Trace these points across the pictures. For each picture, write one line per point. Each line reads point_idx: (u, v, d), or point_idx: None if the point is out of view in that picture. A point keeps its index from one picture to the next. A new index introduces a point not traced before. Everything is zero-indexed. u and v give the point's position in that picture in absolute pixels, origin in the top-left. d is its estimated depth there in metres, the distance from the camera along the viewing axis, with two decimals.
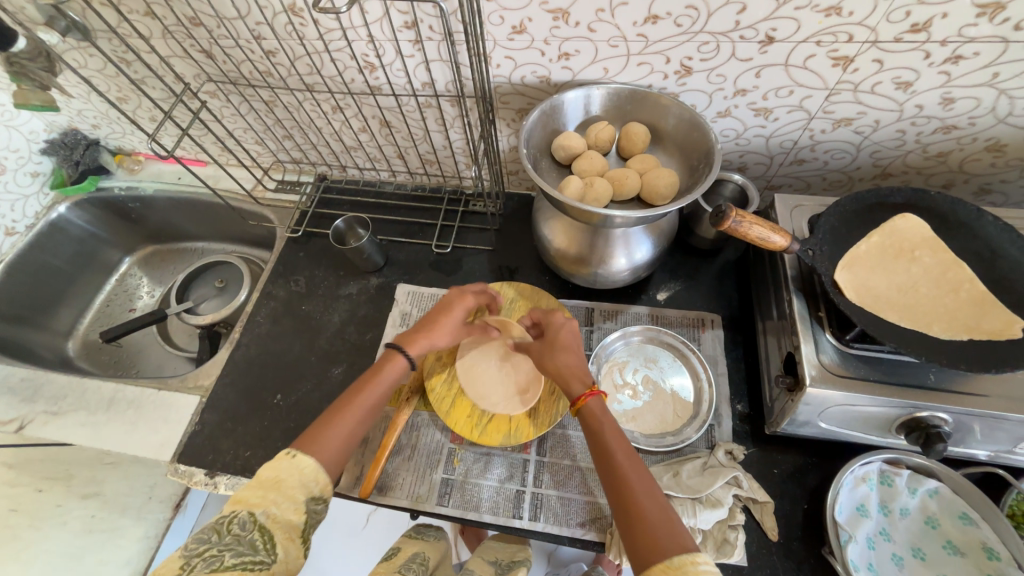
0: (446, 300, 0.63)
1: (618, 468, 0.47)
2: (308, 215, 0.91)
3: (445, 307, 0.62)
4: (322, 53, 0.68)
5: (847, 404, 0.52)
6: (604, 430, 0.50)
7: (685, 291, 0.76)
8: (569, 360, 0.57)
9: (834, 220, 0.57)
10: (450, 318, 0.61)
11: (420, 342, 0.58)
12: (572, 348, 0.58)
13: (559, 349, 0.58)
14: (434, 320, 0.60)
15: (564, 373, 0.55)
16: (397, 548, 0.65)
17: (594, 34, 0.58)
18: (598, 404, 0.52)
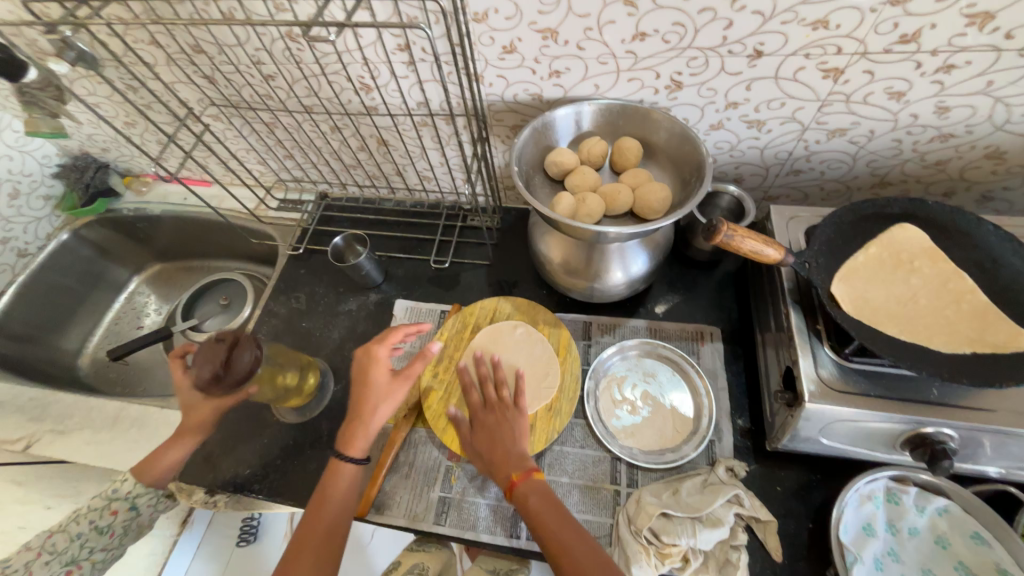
0: (364, 358, 0.61)
1: (548, 534, 0.50)
2: (309, 232, 0.92)
3: (370, 371, 0.60)
4: (319, 76, 0.70)
5: (849, 420, 0.51)
6: (532, 502, 0.52)
7: (683, 304, 0.75)
8: (501, 443, 0.58)
9: (831, 231, 0.56)
10: (378, 376, 0.60)
11: (354, 429, 0.58)
12: (506, 431, 0.59)
13: (487, 430, 0.59)
14: (370, 381, 0.60)
15: (494, 459, 0.57)
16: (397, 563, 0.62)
17: (583, 52, 0.59)
18: (531, 483, 0.54)
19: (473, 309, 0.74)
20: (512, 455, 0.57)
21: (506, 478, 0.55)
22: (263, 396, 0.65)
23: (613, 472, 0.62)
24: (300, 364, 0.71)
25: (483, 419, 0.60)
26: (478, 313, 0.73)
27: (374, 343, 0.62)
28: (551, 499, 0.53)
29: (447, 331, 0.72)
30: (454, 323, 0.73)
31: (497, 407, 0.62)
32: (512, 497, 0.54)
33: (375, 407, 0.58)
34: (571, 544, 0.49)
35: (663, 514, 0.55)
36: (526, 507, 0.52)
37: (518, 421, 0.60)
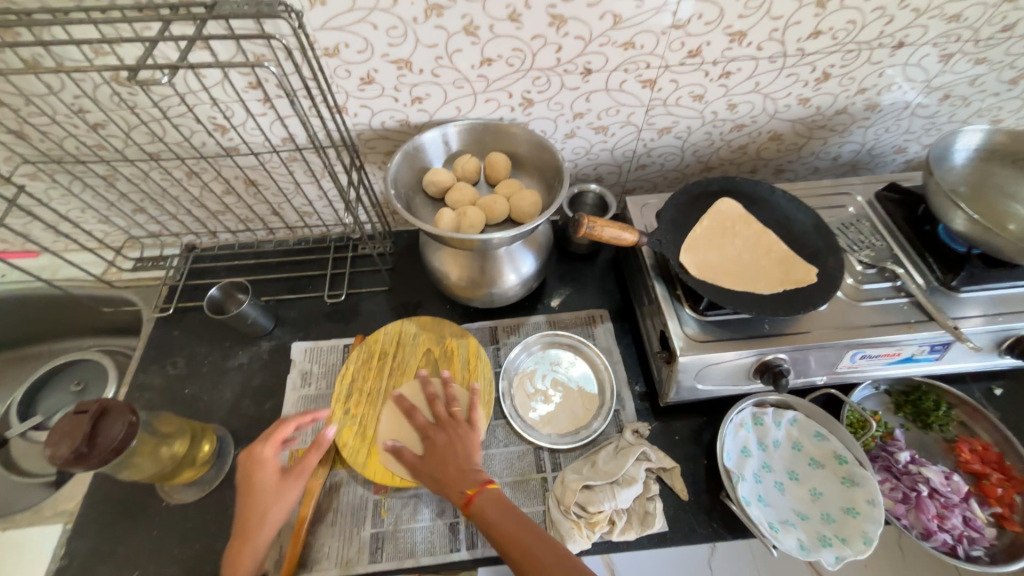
0: (247, 465, 0.58)
1: (512, 538, 0.51)
2: (177, 289, 0.83)
3: (254, 476, 0.57)
4: (161, 121, 0.65)
5: (714, 364, 0.61)
6: (490, 518, 0.53)
7: (575, 294, 0.82)
8: (457, 462, 0.57)
9: (672, 211, 0.67)
10: (264, 480, 0.56)
11: (241, 547, 0.54)
12: (461, 451, 0.58)
13: (443, 458, 0.58)
14: (255, 488, 0.56)
15: (446, 478, 0.56)
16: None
17: (439, 78, 0.63)
18: (487, 495, 0.55)
19: (376, 336, 0.73)
20: (463, 470, 0.56)
21: (461, 496, 0.55)
22: (141, 474, 0.58)
23: (538, 461, 0.66)
24: (187, 432, 0.64)
25: (438, 442, 0.59)
26: (382, 340, 0.73)
27: (257, 445, 0.58)
28: (505, 504, 0.54)
29: (352, 365, 0.70)
30: (359, 355, 0.71)
31: (447, 421, 0.61)
32: (469, 513, 0.54)
33: (264, 515, 0.55)
34: (540, 549, 0.50)
35: (585, 486, 0.60)
36: (480, 513, 0.53)
37: (471, 435, 0.61)
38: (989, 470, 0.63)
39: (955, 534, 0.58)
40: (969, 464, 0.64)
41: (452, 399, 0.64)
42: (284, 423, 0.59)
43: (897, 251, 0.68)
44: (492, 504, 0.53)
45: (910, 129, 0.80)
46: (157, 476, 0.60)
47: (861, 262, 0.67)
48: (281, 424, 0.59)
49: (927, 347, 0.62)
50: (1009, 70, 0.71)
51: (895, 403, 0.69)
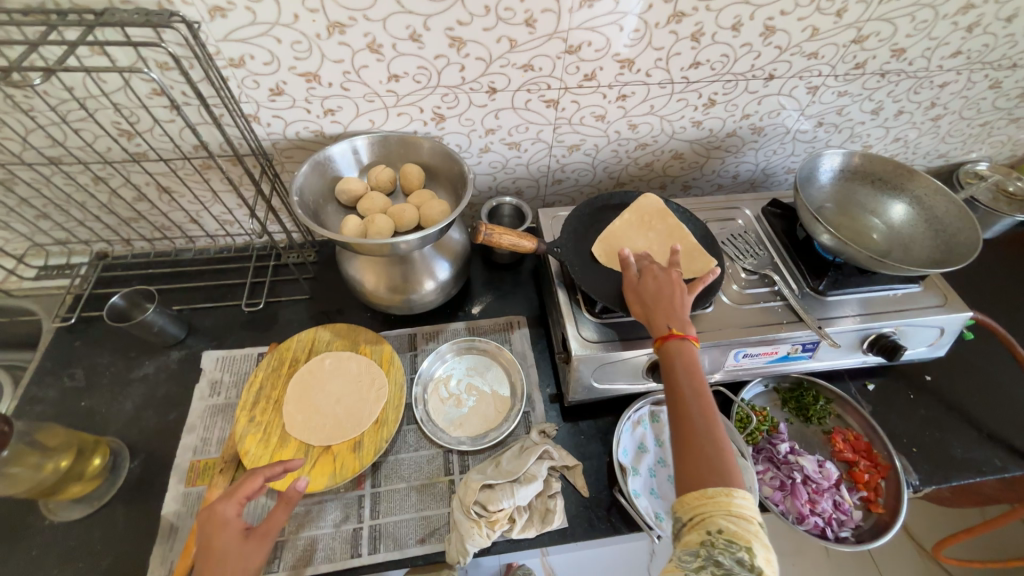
0: (207, 531, 0.50)
1: (681, 395, 0.49)
2: (83, 298, 0.80)
3: (216, 542, 0.49)
4: (61, 125, 0.64)
5: (608, 364, 0.65)
6: (676, 366, 0.51)
7: (495, 302, 0.85)
8: (664, 300, 0.57)
9: (575, 221, 0.72)
10: (221, 546, 0.49)
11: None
12: (664, 297, 0.57)
13: (650, 292, 0.58)
14: (213, 556, 0.49)
15: (656, 312, 0.56)
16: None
17: (349, 92, 0.65)
18: (683, 346, 0.53)
19: (289, 344, 0.73)
20: (672, 313, 0.56)
21: (665, 329, 0.54)
22: (15, 490, 0.55)
23: (446, 464, 0.67)
24: (73, 447, 0.61)
25: (646, 279, 0.59)
26: (295, 347, 0.73)
27: (214, 511, 0.51)
28: (695, 365, 0.51)
29: (261, 372, 0.69)
30: (270, 362, 0.71)
31: (666, 277, 0.59)
32: (660, 348, 0.53)
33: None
34: (700, 415, 0.48)
35: (486, 486, 0.61)
36: (669, 356, 0.52)
37: (683, 294, 0.58)
38: (858, 457, 0.69)
39: (824, 517, 0.65)
40: (841, 452, 0.70)
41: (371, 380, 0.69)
42: (250, 478, 0.53)
43: (776, 260, 0.75)
44: (680, 350, 0.52)
45: (794, 152, 0.89)
46: (33, 491, 0.57)
47: (745, 270, 0.74)
48: (246, 479, 0.54)
49: (799, 346, 0.68)
50: (869, 102, 0.81)
51: (782, 399, 0.76)
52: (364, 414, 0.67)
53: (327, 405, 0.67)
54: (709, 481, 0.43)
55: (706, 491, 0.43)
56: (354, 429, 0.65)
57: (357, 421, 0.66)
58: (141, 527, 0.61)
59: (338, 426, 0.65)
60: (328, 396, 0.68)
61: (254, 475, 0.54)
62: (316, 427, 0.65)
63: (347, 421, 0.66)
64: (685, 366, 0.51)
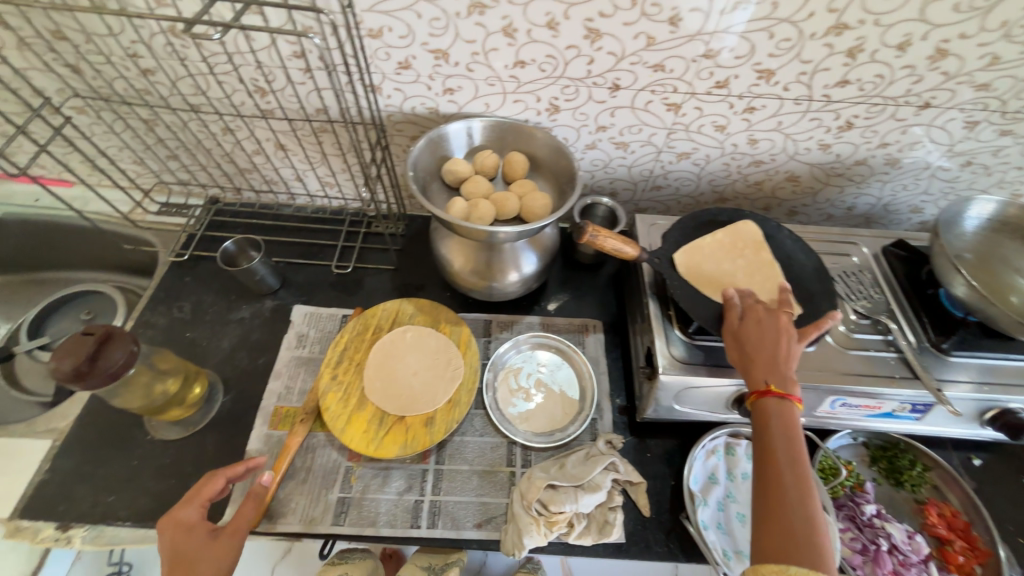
0: (170, 535, 0.49)
1: (770, 459, 0.46)
2: (195, 238, 0.87)
3: (181, 545, 0.48)
4: (207, 75, 0.68)
5: (693, 387, 0.62)
6: (770, 425, 0.47)
7: (573, 302, 0.84)
8: (765, 346, 0.52)
9: (678, 234, 0.69)
10: (186, 550, 0.48)
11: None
12: (767, 337, 0.53)
13: (751, 339, 0.53)
14: (181, 559, 0.48)
15: (756, 357, 0.52)
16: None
17: (473, 73, 0.65)
18: (781, 404, 0.48)
19: (375, 311, 0.75)
20: (774, 362, 0.51)
21: (760, 383, 0.50)
22: (132, 404, 0.61)
23: (509, 455, 0.68)
24: (183, 375, 0.66)
25: (748, 324, 0.54)
26: (380, 315, 0.75)
27: (172, 518, 0.50)
28: (791, 429, 0.47)
29: (347, 334, 0.72)
30: (355, 326, 0.74)
31: (771, 321, 0.54)
32: (754, 402, 0.50)
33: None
34: (791, 485, 0.43)
35: (550, 485, 0.61)
36: (763, 414, 0.48)
37: (791, 344, 0.52)
38: (954, 536, 0.62)
39: None
40: (934, 527, 0.64)
41: (449, 358, 0.71)
42: (211, 480, 0.53)
43: (893, 307, 0.68)
44: (778, 410, 0.48)
45: (927, 191, 0.80)
46: (147, 408, 0.63)
47: (856, 312, 0.68)
48: (203, 483, 0.53)
49: (908, 405, 0.62)
50: None
51: (871, 456, 0.70)
52: (438, 391, 0.68)
53: (403, 378, 0.69)
54: (792, 560, 0.40)
55: (785, 569, 0.39)
56: (427, 403, 0.67)
57: (430, 397, 0.67)
58: (226, 458, 0.66)
59: (413, 398, 0.67)
60: (405, 369, 0.70)
61: (211, 476, 0.54)
62: (391, 397, 0.67)
63: (421, 395, 0.68)
64: (782, 427, 0.47)
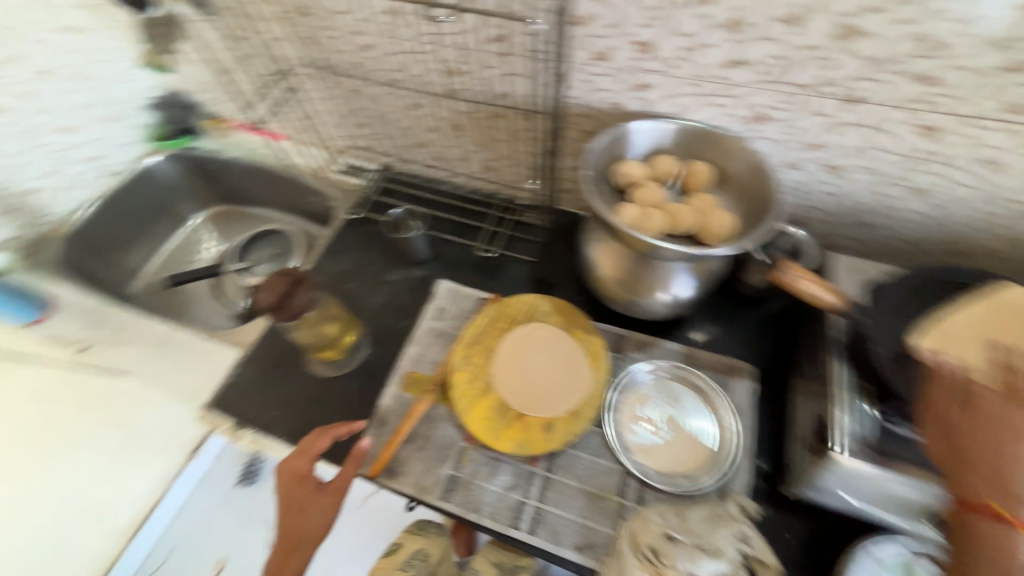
0: (287, 481, 0.59)
1: None
2: (368, 200, 0.96)
3: (293, 489, 0.58)
4: (412, 54, 0.73)
5: (877, 483, 0.51)
6: (982, 553, 0.37)
7: (722, 336, 0.74)
8: (1000, 458, 0.36)
9: (899, 290, 0.54)
10: (295, 497, 0.58)
11: (284, 564, 0.56)
12: (1002, 446, 0.36)
13: (972, 440, 0.37)
14: (293, 503, 0.58)
15: (977, 471, 0.37)
16: (400, 545, 0.83)
17: (674, 70, 0.59)
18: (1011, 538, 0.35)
19: (512, 301, 0.75)
20: (1009, 482, 0.36)
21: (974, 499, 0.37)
22: (303, 337, 0.70)
23: (622, 485, 0.63)
24: (343, 319, 0.74)
25: (966, 421, 0.38)
26: (516, 306, 0.74)
27: (290, 466, 0.59)
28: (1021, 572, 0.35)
29: (482, 317, 0.73)
30: (491, 311, 0.74)
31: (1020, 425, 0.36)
32: (962, 517, 0.38)
33: (303, 530, 0.57)
34: None
35: (665, 536, 0.53)
36: (973, 537, 0.37)
37: None
38: None
39: None
40: None
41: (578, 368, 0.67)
42: (316, 443, 0.60)
43: None
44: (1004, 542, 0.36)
45: None
46: (315, 344, 0.72)
47: None
48: (309, 442, 0.61)
49: None
50: None
51: None
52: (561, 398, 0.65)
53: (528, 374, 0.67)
54: None
55: None
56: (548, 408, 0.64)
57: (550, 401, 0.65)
58: (361, 406, 0.72)
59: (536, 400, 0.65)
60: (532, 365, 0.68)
61: (319, 436, 0.61)
62: (514, 391, 0.66)
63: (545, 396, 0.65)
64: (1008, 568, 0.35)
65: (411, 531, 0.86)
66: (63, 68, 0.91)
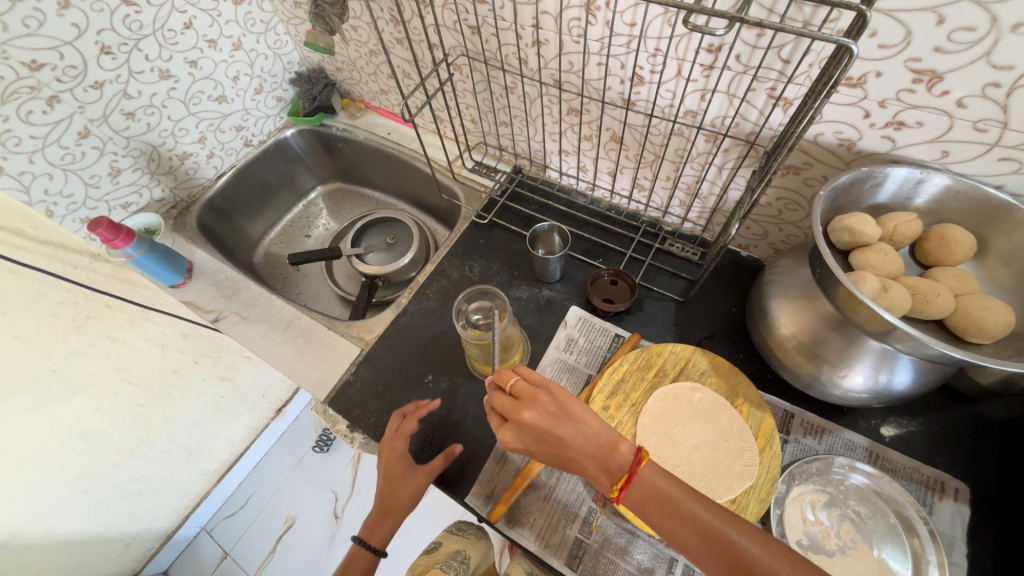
0: (547, 402, 0.46)
1: None
2: (497, 204, 0.90)
3: (556, 422, 0.45)
4: (594, 56, 0.64)
5: None
6: None
7: (919, 436, 0.61)
8: None
9: None
10: (573, 404, 0.46)
11: (380, 522, 0.66)
12: None
13: None
14: (562, 436, 0.44)
15: None
16: (440, 543, 0.73)
17: (962, 110, 0.45)
18: None
19: (662, 350, 0.65)
20: None
21: None
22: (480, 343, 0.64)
23: None
24: (518, 344, 0.71)
25: None
26: (666, 357, 0.65)
27: (393, 429, 0.66)
28: None
29: (627, 364, 0.65)
30: (638, 358, 0.65)
31: None
32: None
33: (399, 460, 0.64)
34: None
35: None
36: None
37: None
38: None
39: None
40: None
41: (744, 450, 0.57)
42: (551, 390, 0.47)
43: None
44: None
45: None
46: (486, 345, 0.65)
47: None
48: (527, 420, 0.45)
49: None
50: None
51: None
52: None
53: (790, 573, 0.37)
54: None
55: None
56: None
57: None
58: (482, 436, 0.68)
59: None
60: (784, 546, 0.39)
61: (534, 400, 0.46)
62: None
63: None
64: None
65: (450, 532, 0.77)
66: (223, 38, 0.93)
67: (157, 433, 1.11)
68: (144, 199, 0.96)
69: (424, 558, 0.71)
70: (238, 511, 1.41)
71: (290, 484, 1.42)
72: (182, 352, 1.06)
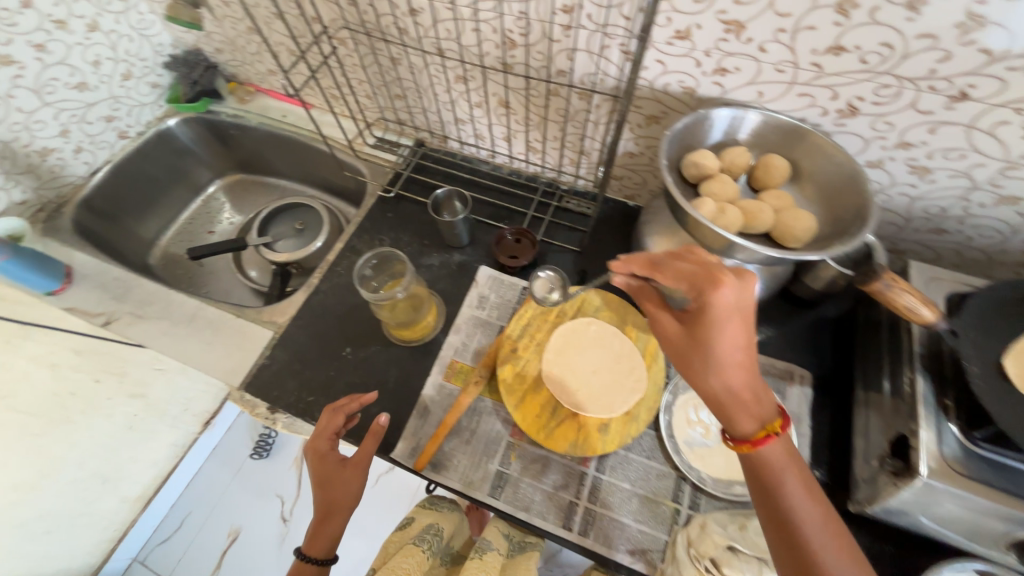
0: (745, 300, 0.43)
1: None
2: (402, 177, 0.91)
3: (730, 320, 0.43)
4: (466, 22, 0.67)
5: (958, 508, 0.49)
6: None
7: (775, 339, 0.72)
8: None
9: (985, 304, 0.51)
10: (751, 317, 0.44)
11: (320, 528, 0.60)
12: None
13: None
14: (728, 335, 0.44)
15: None
16: (413, 519, 0.75)
17: (765, 54, 0.54)
18: None
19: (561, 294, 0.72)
20: None
21: None
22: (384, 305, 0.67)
23: (676, 490, 0.62)
24: (427, 303, 0.73)
25: None
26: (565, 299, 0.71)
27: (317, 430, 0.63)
28: None
29: (531, 310, 0.71)
30: (540, 303, 0.71)
31: None
32: None
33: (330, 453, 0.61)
34: None
35: (729, 546, 0.53)
36: None
37: None
38: None
39: None
40: None
41: (633, 369, 0.65)
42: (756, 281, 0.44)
43: None
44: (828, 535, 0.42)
45: None
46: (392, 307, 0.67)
47: None
48: (720, 299, 0.43)
49: None
50: None
51: None
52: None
53: (819, 529, 0.42)
54: None
55: None
56: None
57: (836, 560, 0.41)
58: (404, 397, 0.70)
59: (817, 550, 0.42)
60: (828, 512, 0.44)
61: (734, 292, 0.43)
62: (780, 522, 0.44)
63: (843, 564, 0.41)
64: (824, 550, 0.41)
65: (422, 507, 0.79)
66: (74, 19, 0.84)
67: (61, 463, 1.01)
68: (2, 203, 0.86)
69: (397, 535, 0.73)
70: (173, 535, 1.32)
71: (229, 496, 1.36)
72: (77, 371, 0.97)
